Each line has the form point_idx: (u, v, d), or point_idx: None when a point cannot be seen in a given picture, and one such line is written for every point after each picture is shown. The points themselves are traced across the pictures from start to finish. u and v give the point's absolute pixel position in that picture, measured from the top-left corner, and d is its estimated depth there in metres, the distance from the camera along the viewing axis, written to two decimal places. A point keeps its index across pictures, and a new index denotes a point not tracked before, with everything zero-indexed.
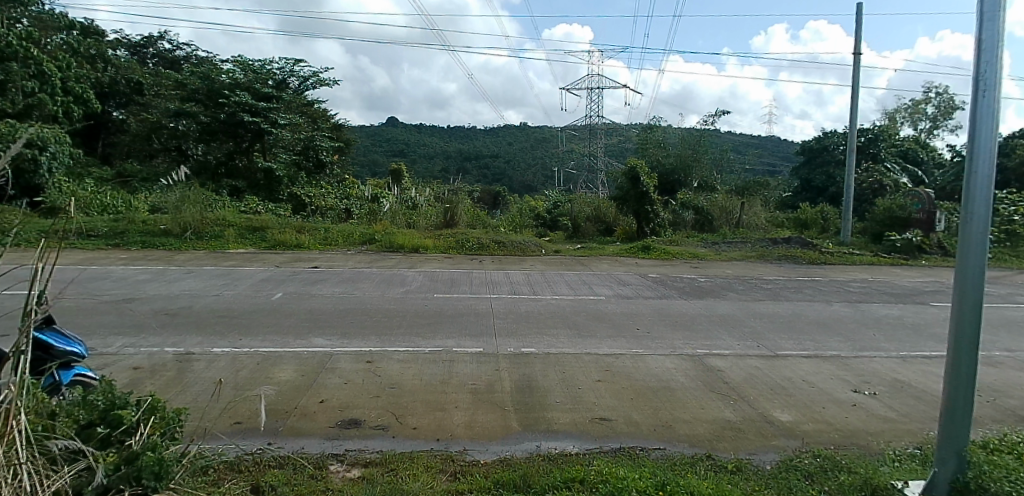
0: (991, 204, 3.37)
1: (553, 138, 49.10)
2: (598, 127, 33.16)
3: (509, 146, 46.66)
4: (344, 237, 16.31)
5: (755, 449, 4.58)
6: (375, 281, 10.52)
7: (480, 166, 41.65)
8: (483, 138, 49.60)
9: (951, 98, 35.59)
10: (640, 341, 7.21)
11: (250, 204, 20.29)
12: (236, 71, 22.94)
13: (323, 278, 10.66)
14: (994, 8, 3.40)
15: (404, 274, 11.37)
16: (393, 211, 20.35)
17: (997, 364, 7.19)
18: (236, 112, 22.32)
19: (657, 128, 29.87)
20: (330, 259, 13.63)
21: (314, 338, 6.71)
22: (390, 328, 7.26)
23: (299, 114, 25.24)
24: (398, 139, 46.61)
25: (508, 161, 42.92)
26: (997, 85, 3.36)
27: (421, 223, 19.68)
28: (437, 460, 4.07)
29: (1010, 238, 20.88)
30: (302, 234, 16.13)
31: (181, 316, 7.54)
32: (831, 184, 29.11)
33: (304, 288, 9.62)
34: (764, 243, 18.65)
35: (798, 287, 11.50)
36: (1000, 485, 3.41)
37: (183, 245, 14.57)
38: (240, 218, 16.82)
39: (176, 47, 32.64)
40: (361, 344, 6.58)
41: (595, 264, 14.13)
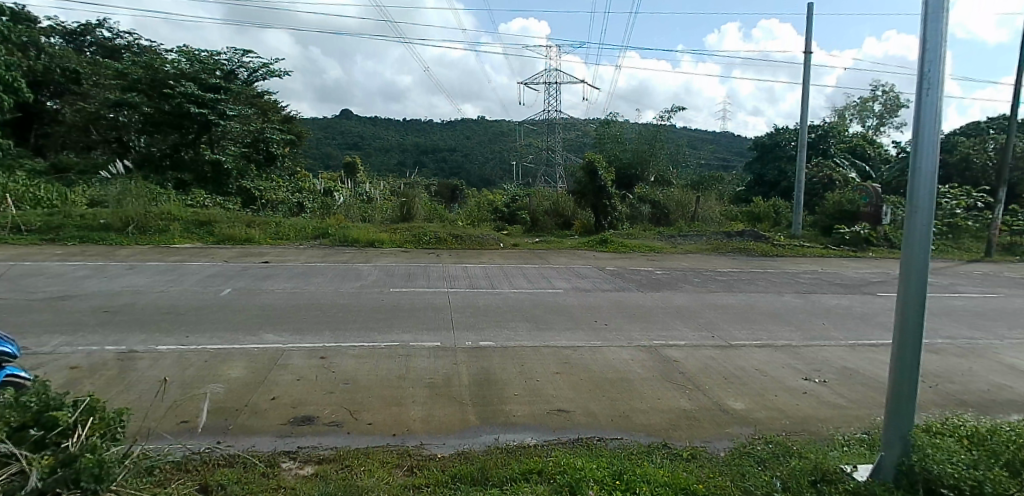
0: (934, 197, 3.52)
1: (512, 132, 49.10)
2: (555, 122, 33.23)
3: (467, 140, 46.54)
4: (297, 231, 16.09)
5: (710, 437, 4.69)
6: (330, 276, 10.38)
7: (437, 160, 41.58)
8: (441, 131, 49.24)
9: (897, 96, 36.82)
10: (598, 333, 7.29)
11: (196, 197, 19.72)
12: (180, 61, 21.99)
13: (276, 273, 10.47)
14: (937, 9, 3.55)
15: (359, 269, 11.25)
16: (348, 204, 20.11)
17: (939, 351, 7.49)
18: (182, 103, 21.31)
19: (614, 123, 29.66)
20: (282, 253, 13.39)
21: (265, 335, 6.57)
22: (345, 323, 7.20)
23: (247, 105, 24.62)
24: (354, 133, 45.80)
25: (465, 155, 42.88)
26: (939, 84, 3.51)
27: (377, 216, 19.46)
28: (394, 454, 4.05)
29: (952, 230, 21.76)
30: (252, 228, 15.86)
31: (123, 313, 7.35)
32: (782, 179, 29.97)
33: (255, 284, 9.43)
34: (718, 236, 19.01)
35: (751, 279, 11.77)
36: (942, 468, 3.60)
37: (124, 239, 14.12)
38: (185, 212, 16.37)
39: (116, 35, 31.52)
40: (314, 339, 6.49)
41: (553, 257, 14.19)
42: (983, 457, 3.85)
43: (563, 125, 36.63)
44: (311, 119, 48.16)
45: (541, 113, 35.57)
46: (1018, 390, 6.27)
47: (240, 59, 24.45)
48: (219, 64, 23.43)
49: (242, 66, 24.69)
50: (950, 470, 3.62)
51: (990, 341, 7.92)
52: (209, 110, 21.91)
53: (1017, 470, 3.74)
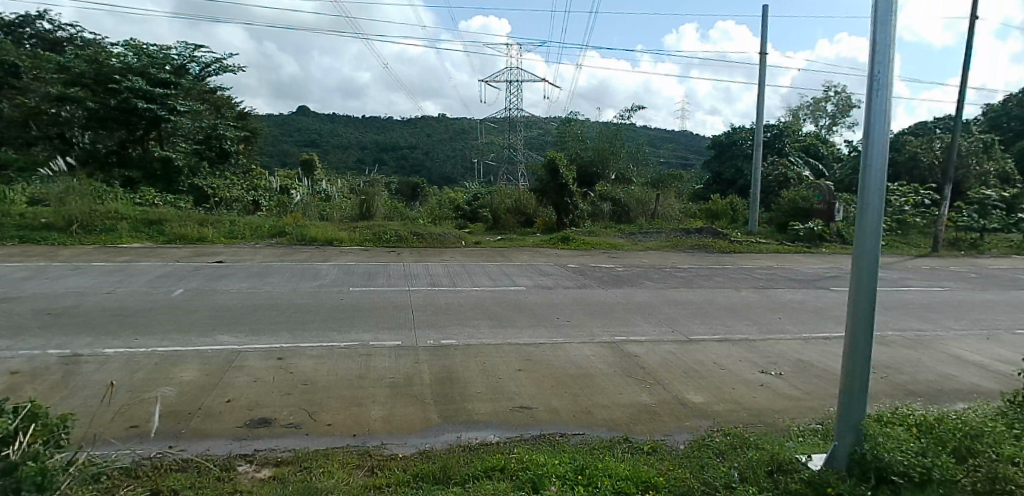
0: (883, 195, 3.67)
1: (473, 129, 49.08)
2: (516, 120, 33.29)
3: (428, 137, 46.31)
4: (252, 230, 15.79)
5: (670, 430, 4.78)
6: (288, 275, 10.20)
7: (397, 158, 41.32)
8: (401, 128, 48.82)
9: (849, 97, 38.00)
10: (560, 329, 7.34)
11: (145, 196, 19.15)
12: (127, 55, 21.40)
13: (230, 273, 10.24)
14: (886, 12, 3.71)
15: (317, 268, 11.08)
16: (305, 203, 19.80)
17: (890, 343, 7.76)
18: (129, 98, 20.66)
19: (574, 122, 29.70)
20: (237, 252, 13.10)
21: (220, 336, 6.42)
22: (303, 323, 7.08)
23: (198, 101, 24.08)
24: (312, 129, 44.89)
25: (426, 153, 42.73)
26: (888, 86, 3.67)
27: (335, 215, 19.23)
28: (354, 455, 4.01)
29: (901, 227, 22.64)
30: (205, 227, 15.52)
31: (67, 315, 7.09)
32: (739, 177, 30.68)
33: (208, 284, 9.21)
34: (677, 233, 19.32)
35: (710, 275, 11.99)
36: (892, 455, 3.75)
37: (67, 239, 13.64)
38: (135, 211, 15.92)
39: (58, 27, 30.26)
40: (272, 340, 6.37)
41: (515, 255, 14.23)
42: (931, 444, 4.00)
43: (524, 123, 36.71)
44: (268, 116, 47.21)
45: (502, 112, 35.60)
46: (963, 379, 6.55)
47: (190, 54, 23.84)
48: (169, 59, 22.92)
49: (192, 60, 24.04)
50: (900, 458, 3.76)
51: (937, 332, 8.26)
52: (158, 105, 21.25)
53: (962, 456, 3.90)
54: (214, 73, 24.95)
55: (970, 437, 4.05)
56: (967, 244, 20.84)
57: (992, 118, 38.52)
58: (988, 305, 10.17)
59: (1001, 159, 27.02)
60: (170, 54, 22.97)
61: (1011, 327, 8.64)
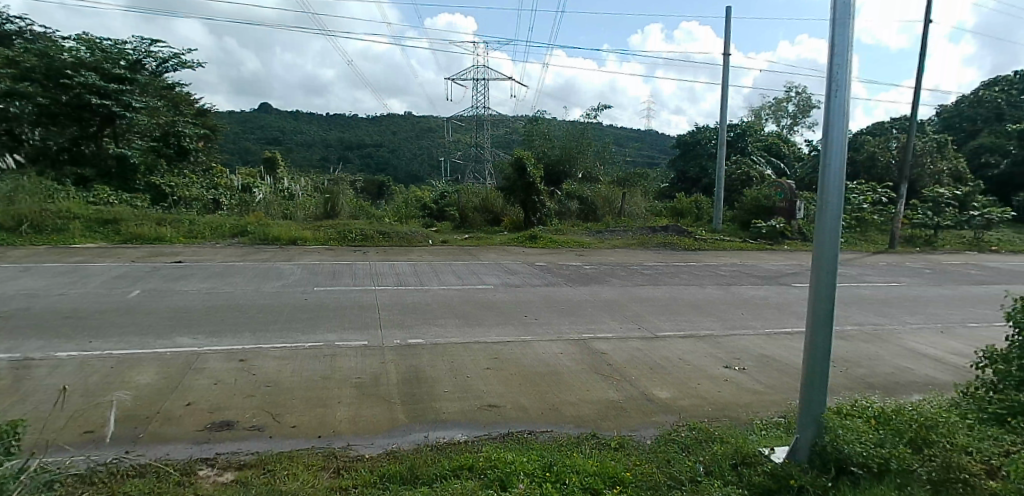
0: (841, 192, 3.79)
1: (440, 128, 48.91)
2: (483, 118, 33.24)
3: (394, 135, 45.96)
4: (212, 229, 15.45)
5: (637, 426, 4.84)
6: (249, 275, 10.01)
7: (362, 156, 40.90)
8: (366, 124, 48.23)
9: (809, 97, 38.96)
10: (527, 327, 7.37)
11: (99, 194, 18.59)
12: (79, 50, 20.61)
13: (189, 273, 10.00)
14: (844, 14, 3.83)
15: (280, 267, 10.91)
16: (268, 201, 19.49)
17: (849, 337, 7.99)
18: (81, 94, 20.15)
19: (541, 121, 29.75)
20: (196, 252, 12.81)
21: (179, 338, 6.28)
22: (266, 324, 6.96)
23: (156, 97, 23.06)
24: (275, 125, 43.94)
25: (391, 151, 42.48)
26: (845, 86, 3.79)
27: (299, 213, 18.98)
28: (319, 457, 3.96)
29: (859, 224, 23.33)
30: (163, 227, 15.12)
31: (15, 318, 6.84)
32: (704, 176, 31.21)
33: (166, 285, 8.98)
34: (643, 231, 19.55)
35: (675, 272, 12.18)
36: (851, 447, 3.87)
37: (15, 239, 13.17)
38: (88, 210, 15.44)
39: (7, 20, 29.08)
40: (233, 341, 6.24)
41: (482, 253, 14.22)
42: (890, 435, 4.13)
43: (491, 121, 36.74)
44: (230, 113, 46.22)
45: (469, 110, 35.51)
46: (919, 372, 6.77)
47: (146, 49, 23.11)
48: (123, 53, 22.09)
49: (149, 55, 23.29)
50: (859, 450, 3.87)
51: (893, 326, 8.52)
52: (112, 101, 20.73)
53: (918, 446, 4.01)
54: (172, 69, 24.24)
55: (925, 428, 4.19)
56: (922, 240, 21.59)
57: (945, 118, 39.95)
58: (941, 299, 10.54)
59: (954, 158, 27.95)
60: (126, 49, 22.17)
61: (962, 320, 8.98)
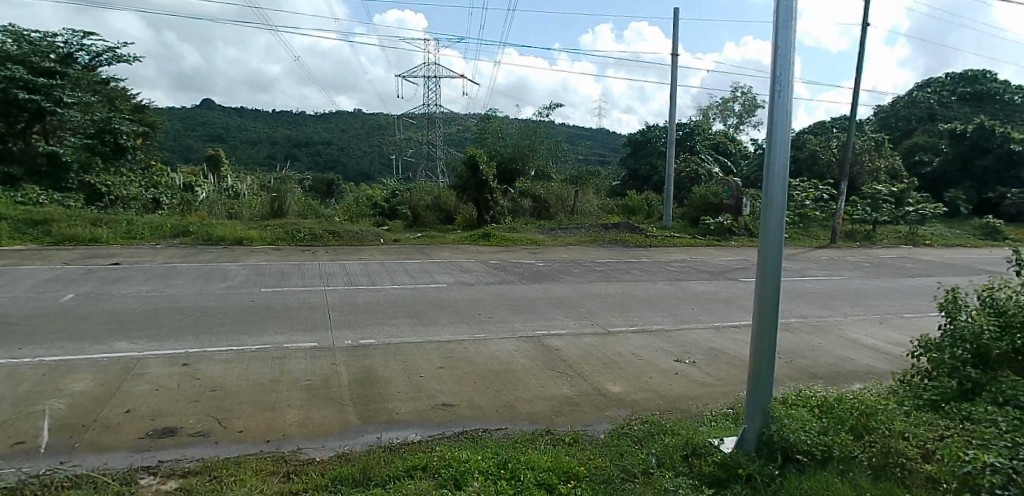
0: (785, 189, 3.94)
1: (391, 126, 48.42)
2: (436, 116, 33.03)
3: (343, 132, 45.24)
4: (152, 230, 14.90)
5: (591, 420, 4.91)
6: (192, 277, 9.71)
7: (311, 153, 40.07)
8: (313, 121, 47.30)
9: (754, 97, 40.20)
10: (481, 325, 7.39)
11: (28, 194, 17.70)
12: (5, 42, 19.47)
13: (127, 276, 9.62)
14: (786, 18, 3.97)
15: (225, 268, 10.61)
16: (211, 200, 19.03)
17: (794, 329, 8.30)
18: (7, 88, 18.54)
19: (494, 118, 29.72)
20: (134, 254, 12.32)
21: (117, 343, 6.04)
22: (211, 327, 6.77)
23: (90, 92, 21.87)
24: (217, 122, 41.65)
25: (340, 148, 41.91)
26: (788, 87, 3.94)
27: (244, 213, 18.54)
28: (268, 462, 3.88)
29: (803, 220, 24.24)
30: (98, 227, 14.48)
31: None
32: (654, 174, 31.78)
33: (102, 288, 8.62)
34: (596, 228, 19.83)
35: (627, 268, 12.39)
36: (795, 435, 4.02)
37: None
38: (16, 210, 14.68)
39: None
40: (175, 345, 6.04)
41: (435, 252, 14.15)
42: (832, 423, 4.31)
43: (443, 119, 36.63)
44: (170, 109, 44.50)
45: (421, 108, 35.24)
46: (859, 361, 7.09)
47: (78, 42, 21.77)
48: (53, 46, 20.93)
49: (81, 48, 21.98)
50: (803, 438, 4.03)
51: (835, 318, 8.90)
52: (43, 96, 19.35)
53: (859, 433, 4.19)
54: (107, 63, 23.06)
55: (865, 415, 4.39)
56: (862, 235, 22.59)
57: (882, 118, 41.87)
58: (878, 291, 11.06)
59: (890, 156, 29.46)
60: (56, 41, 21.02)
61: (898, 311, 9.43)
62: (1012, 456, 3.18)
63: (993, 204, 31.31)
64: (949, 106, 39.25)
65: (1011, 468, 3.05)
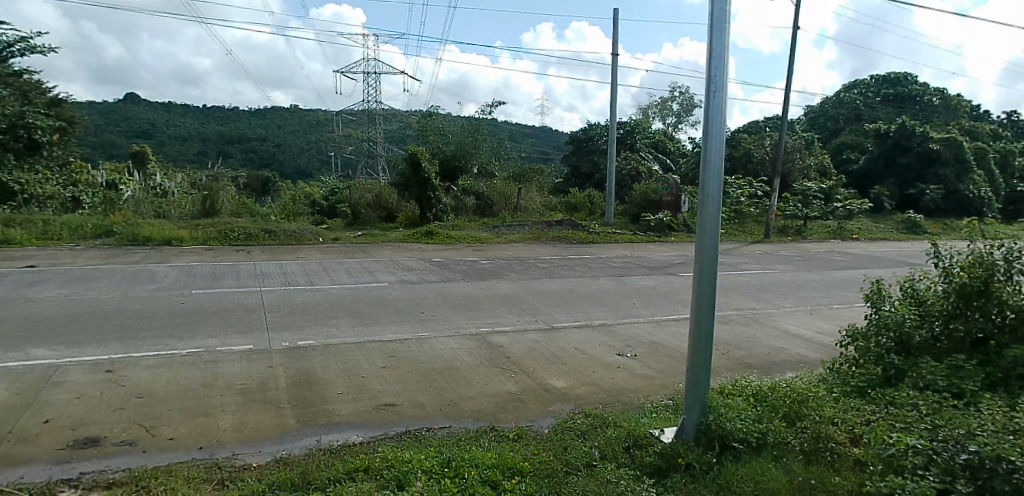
0: (720, 186, 4.08)
1: (329, 122, 47.47)
2: (376, 113, 32.63)
3: (279, 128, 44.04)
4: (72, 230, 14.11)
5: (535, 416, 4.97)
6: (116, 279, 9.26)
7: (245, 150, 38.89)
8: (248, 117, 45.76)
9: (691, 97, 41.43)
10: (425, 323, 7.36)
11: None
12: None
13: (44, 279, 9.08)
14: (720, 20, 4.11)
15: (153, 270, 10.16)
16: (137, 199, 18.04)
17: (730, 321, 8.63)
18: None
19: (436, 115, 29.52)
20: (51, 256, 11.64)
21: (33, 350, 5.70)
22: (138, 331, 6.49)
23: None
24: (143, 116, 39.22)
25: (277, 145, 40.99)
26: (723, 87, 4.07)
27: (173, 212, 17.87)
28: (200, 469, 3.75)
29: (738, 216, 25.21)
30: (11, 229, 13.60)
31: None
32: (596, 171, 32.30)
33: (15, 292, 8.10)
34: (539, 225, 20.01)
35: (570, 265, 12.57)
36: (730, 424, 4.19)
37: None
38: None
39: None
40: (98, 351, 5.76)
41: (377, 250, 13.97)
42: (767, 412, 4.50)
43: (384, 115, 36.16)
44: None
45: (361, 104, 34.70)
46: (791, 351, 7.43)
47: None
48: None
49: None
50: (739, 426, 4.20)
51: (768, 310, 9.29)
52: None
53: (791, 419, 4.41)
54: (19, 54, 21.59)
55: (797, 403, 4.61)
56: (794, 231, 23.61)
57: (812, 118, 43.84)
58: (807, 283, 11.62)
59: (819, 155, 31.04)
60: None
61: (828, 303, 9.92)
62: (930, 437, 3.37)
63: (914, 201, 32.99)
64: (873, 106, 41.51)
65: (931, 449, 3.22)
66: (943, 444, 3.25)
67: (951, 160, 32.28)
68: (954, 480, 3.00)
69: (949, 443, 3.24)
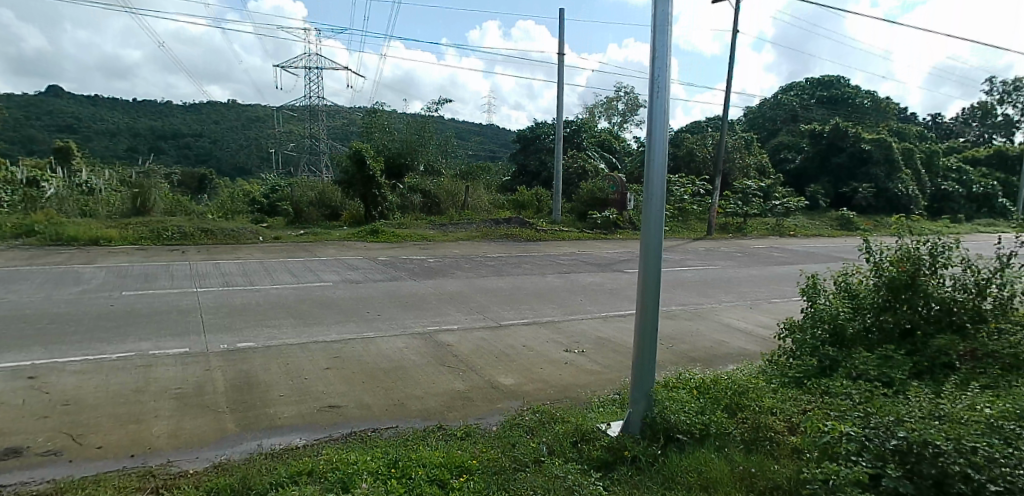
0: (663, 185, 4.18)
1: (269, 118, 46.16)
2: (318, 109, 31.92)
3: (216, 124, 42.48)
4: None
5: (483, 414, 4.98)
6: (38, 281, 8.74)
7: (180, 147, 37.50)
8: (182, 111, 43.89)
9: (635, 97, 42.27)
10: (371, 323, 7.26)
11: None
12: None
13: None
14: (663, 22, 4.21)
15: (79, 271, 9.65)
16: (62, 196, 17.08)
17: (674, 316, 8.87)
18: None
19: (381, 113, 29.08)
20: None
21: None
22: (64, 335, 6.16)
23: None
24: (68, 109, 37.00)
25: (214, 141, 39.63)
26: (665, 87, 4.18)
27: (101, 211, 17.03)
28: (132, 478, 3.60)
29: (681, 214, 25.88)
30: None
31: None
32: (543, 169, 32.56)
33: None
34: (487, 223, 20.02)
35: (517, 262, 12.65)
36: (674, 416, 4.31)
37: None
38: None
39: None
40: (19, 357, 5.44)
41: (321, 249, 13.68)
42: (708, 403, 4.66)
43: (327, 111, 35.41)
44: None
45: (302, 99, 33.87)
46: (732, 344, 7.70)
47: None
48: None
49: None
50: (683, 418, 4.33)
51: (711, 305, 9.60)
52: None
53: (732, 411, 4.58)
54: None
55: (737, 394, 4.78)
56: (735, 227, 24.38)
57: (752, 119, 45.43)
58: (746, 278, 12.06)
59: (758, 154, 32.25)
60: None
61: (767, 297, 10.32)
62: (863, 424, 3.55)
63: (847, 199, 34.59)
64: (810, 108, 43.28)
65: (863, 436, 3.39)
66: (873, 430, 3.43)
67: (881, 160, 33.97)
68: (884, 464, 3.16)
69: (879, 429, 3.42)
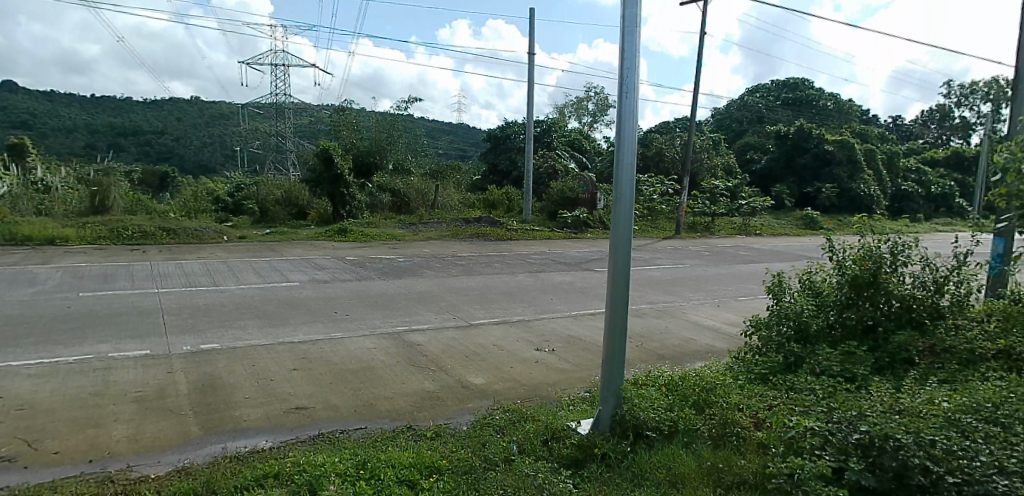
0: (632, 186, 4.24)
1: (233, 116, 45.21)
2: (285, 106, 31.41)
3: (178, 120, 41.43)
4: None
5: (453, 413, 4.98)
6: None
7: (141, 143, 36.58)
8: (143, 107, 42.68)
9: (605, 97, 42.65)
10: (339, 323, 7.19)
11: None
12: None
13: None
14: (631, 24, 4.26)
15: (33, 272, 9.33)
16: (15, 194, 16.49)
17: (643, 314, 8.99)
18: None
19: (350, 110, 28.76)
20: None
21: None
22: (17, 338, 5.96)
23: None
24: (22, 104, 35.67)
25: (176, 139, 38.69)
26: (634, 88, 4.24)
27: (57, 210, 16.51)
28: (91, 484, 3.50)
29: (651, 213, 26.20)
30: None
31: None
32: (513, 168, 32.62)
33: None
34: (457, 222, 19.99)
35: (487, 262, 12.66)
36: (643, 413, 4.38)
37: None
38: None
39: None
40: None
41: (287, 249, 13.48)
42: (677, 400, 4.74)
43: (294, 109, 34.86)
44: None
45: (268, 96, 33.30)
46: (699, 341, 7.84)
47: None
48: None
49: None
50: (652, 415, 4.40)
51: (680, 303, 9.75)
52: None
53: (699, 407, 4.66)
54: None
55: (703, 390, 4.87)
56: (703, 227, 24.78)
57: (720, 120, 46.21)
58: (713, 277, 12.28)
59: (726, 154, 32.86)
60: None
61: (733, 295, 10.52)
62: (826, 419, 3.67)
63: (811, 198, 35.41)
64: (775, 110, 44.21)
65: (826, 431, 3.50)
66: (836, 425, 3.55)
67: (844, 160, 34.91)
68: (847, 458, 3.27)
69: (842, 425, 3.54)
